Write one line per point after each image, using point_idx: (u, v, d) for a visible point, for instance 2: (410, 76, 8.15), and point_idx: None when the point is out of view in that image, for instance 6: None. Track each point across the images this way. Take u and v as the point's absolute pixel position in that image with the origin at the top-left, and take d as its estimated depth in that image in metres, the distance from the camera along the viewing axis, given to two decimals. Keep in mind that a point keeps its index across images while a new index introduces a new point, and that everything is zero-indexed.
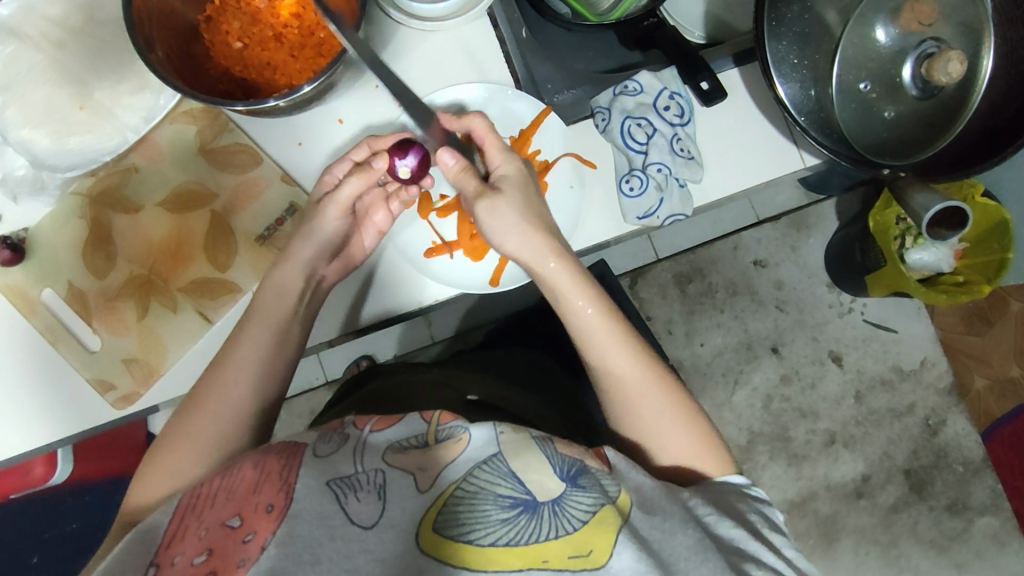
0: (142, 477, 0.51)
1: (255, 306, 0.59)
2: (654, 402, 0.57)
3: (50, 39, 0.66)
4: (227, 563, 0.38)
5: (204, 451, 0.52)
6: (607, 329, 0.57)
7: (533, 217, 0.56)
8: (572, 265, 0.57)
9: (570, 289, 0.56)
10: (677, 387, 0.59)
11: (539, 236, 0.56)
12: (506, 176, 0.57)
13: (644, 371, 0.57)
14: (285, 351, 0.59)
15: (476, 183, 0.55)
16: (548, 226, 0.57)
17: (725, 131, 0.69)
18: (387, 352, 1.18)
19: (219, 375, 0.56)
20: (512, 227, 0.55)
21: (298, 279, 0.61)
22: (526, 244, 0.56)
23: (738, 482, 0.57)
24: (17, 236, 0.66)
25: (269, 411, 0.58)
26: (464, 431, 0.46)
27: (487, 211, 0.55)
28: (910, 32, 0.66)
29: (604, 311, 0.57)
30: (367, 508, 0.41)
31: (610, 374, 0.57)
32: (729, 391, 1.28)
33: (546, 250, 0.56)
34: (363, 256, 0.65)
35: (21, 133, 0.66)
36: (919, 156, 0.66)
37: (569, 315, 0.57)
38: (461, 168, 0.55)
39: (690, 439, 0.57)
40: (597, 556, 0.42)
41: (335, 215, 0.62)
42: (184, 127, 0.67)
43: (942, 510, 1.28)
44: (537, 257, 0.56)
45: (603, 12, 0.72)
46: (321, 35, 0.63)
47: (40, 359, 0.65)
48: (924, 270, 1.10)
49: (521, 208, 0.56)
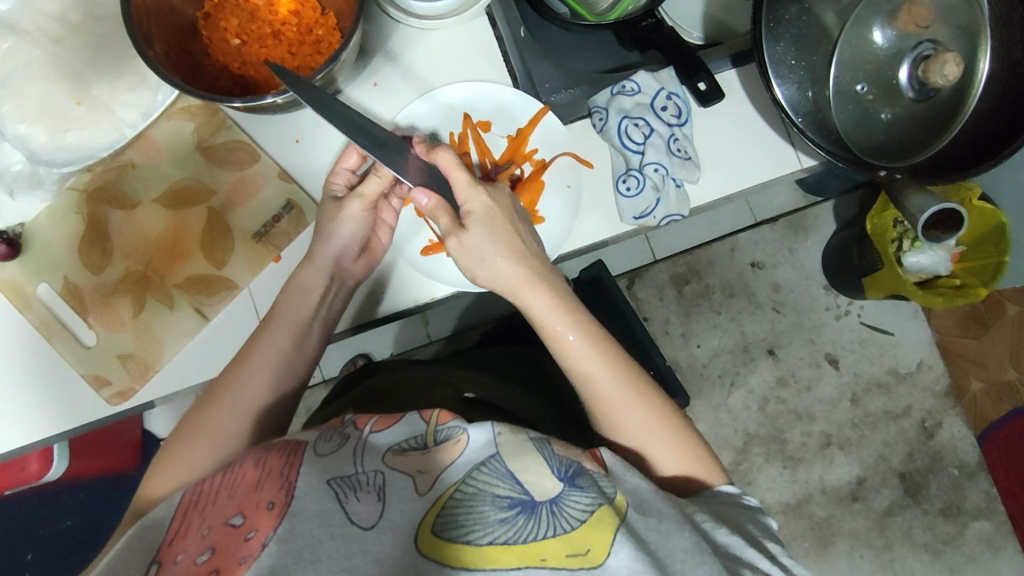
0: (155, 472, 0.52)
1: (276, 309, 0.60)
2: (638, 419, 0.57)
3: (48, 35, 0.66)
4: (229, 561, 0.38)
5: (218, 445, 0.54)
6: (587, 352, 0.56)
7: (509, 246, 0.55)
8: (548, 290, 0.56)
9: (546, 314, 0.56)
10: (665, 403, 0.58)
11: (516, 266, 0.55)
12: (471, 211, 0.55)
13: (628, 393, 0.57)
14: (304, 351, 0.60)
15: (448, 221, 0.55)
16: (525, 252, 0.56)
17: (723, 134, 0.70)
18: (384, 352, 1.18)
19: (238, 370, 0.57)
20: (486, 261, 0.55)
21: (321, 280, 0.61)
22: (501, 273, 0.55)
23: (734, 493, 0.57)
24: (15, 230, 0.66)
25: (283, 407, 0.59)
26: (464, 432, 0.46)
27: (458, 250, 0.56)
28: (907, 34, 0.66)
29: (584, 337, 0.56)
30: (366, 508, 0.41)
31: (590, 393, 0.57)
32: (726, 393, 1.28)
33: (519, 278, 0.55)
34: (383, 251, 0.66)
35: (18, 128, 0.65)
36: (918, 157, 0.66)
37: (546, 338, 0.57)
38: (434, 206, 0.54)
39: (677, 450, 0.58)
40: (594, 555, 0.42)
41: (358, 209, 0.61)
42: (182, 123, 0.67)
43: (937, 514, 1.28)
44: (513, 287, 0.56)
45: (601, 12, 0.72)
46: (319, 32, 0.63)
47: (36, 355, 0.65)
48: (921, 272, 1.09)
49: (492, 237, 0.55)
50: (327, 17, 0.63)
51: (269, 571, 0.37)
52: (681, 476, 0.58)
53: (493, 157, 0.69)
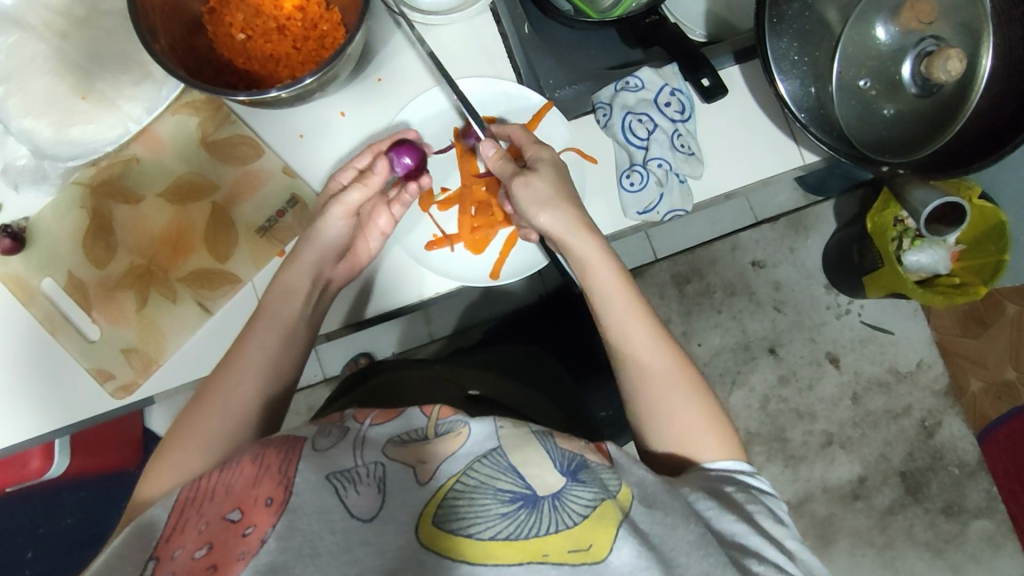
0: (146, 477, 0.52)
1: (264, 309, 0.60)
2: (665, 377, 0.59)
3: (53, 29, 0.66)
4: (227, 556, 0.39)
5: (203, 450, 0.53)
6: (628, 304, 0.61)
7: (564, 195, 0.61)
8: (598, 240, 0.61)
9: (597, 260, 0.61)
10: (688, 365, 0.61)
11: (572, 210, 0.60)
12: (539, 160, 0.62)
13: (658, 345, 0.60)
14: (291, 351, 0.60)
15: (513, 167, 0.61)
16: (577, 204, 0.61)
17: (725, 130, 0.70)
18: (386, 349, 1.18)
19: (225, 373, 0.57)
20: (543, 203, 0.60)
21: (304, 283, 0.61)
22: (557, 218, 0.60)
23: (747, 473, 0.57)
24: (18, 224, 0.66)
25: (274, 413, 0.58)
26: (465, 425, 0.47)
27: (522, 186, 0.59)
28: (910, 30, 0.66)
29: (626, 286, 0.61)
30: (366, 501, 0.42)
31: (624, 344, 0.60)
32: (727, 391, 1.28)
33: (574, 223, 0.60)
34: (367, 258, 0.65)
35: (23, 122, 0.65)
36: (921, 153, 0.66)
37: (592, 287, 0.62)
38: (499, 156, 0.61)
39: (698, 425, 0.58)
40: (597, 551, 0.42)
41: (339, 217, 0.61)
42: (186, 118, 0.68)
43: (937, 513, 1.28)
44: (567, 230, 0.60)
45: (603, 10, 0.73)
46: (324, 28, 0.63)
47: (40, 349, 0.65)
48: (921, 272, 1.09)
49: (553, 184, 0.60)
50: (332, 12, 0.63)
51: (268, 568, 0.38)
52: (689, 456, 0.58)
53: None
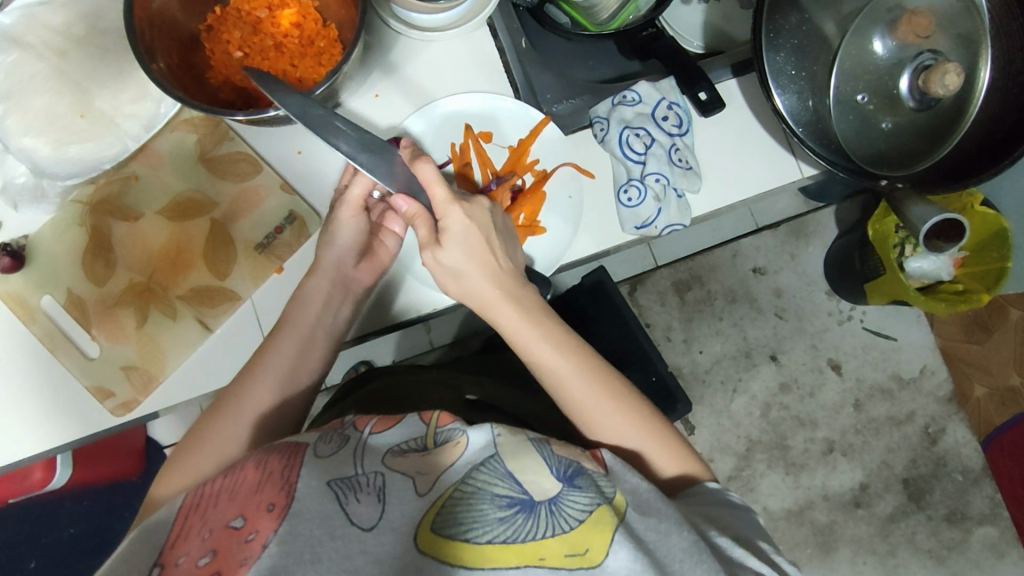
0: (162, 475, 0.53)
1: (285, 320, 0.61)
2: (617, 424, 0.58)
3: (52, 48, 0.66)
4: (230, 564, 0.38)
5: (219, 452, 0.54)
6: (563, 366, 0.57)
7: (485, 263, 0.56)
8: (518, 307, 0.57)
9: (519, 328, 0.57)
10: (649, 410, 0.59)
11: (489, 283, 0.56)
12: (449, 227, 0.55)
13: (606, 398, 0.57)
14: (308, 359, 0.61)
15: (427, 231, 0.55)
16: (498, 269, 0.56)
17: (723, 144, 0.70)
18: (385, 358, 1.18)
19: (241, 386, 0.58)
20: (460, 275, 0.56)
21: (325, 288, 0.62)
22: (468, 287, 0.56)
23: (720, 489, 0.59)
24: (17, 242, 0.66)
25: (292, 416, 0.59)
26: (463, 434, 0.48)
27: (436, 266, 0.56)
28: (907, 44, 0.65)
29: (557, 348, 0.57)
30: (366, 509, 0.42)
31: (565, 401, 0.58)
32: (728, 399, 1.27)
33: (489, 293, 0.56)
34: (389, 260, 0.64)
35: (22, 141, 0.66)
36: (921, 165, 0.66)
37: (523, 352, 0.58)
38: (415, 214, 0.55)
39: (664, 458, 0.59)
40: (593, 555, 0.43)
41: (349, 217, 0.62)
42: (184, 136, 0.68)
43: (941, 520, 1.28)
44: (486, 306, 0.57)
45: (602, 22, 0.73)
46: (322, 44, 0.63)
47: (39, 368, 0.65)
48: (924, 278, 1.08)
49: (467, 249, 0.55)
50: (329, 29, 0.64)
51: (270, 571, 0.37)
52: (664, 477, 0.59)
53: (494, 168, 0.69)
